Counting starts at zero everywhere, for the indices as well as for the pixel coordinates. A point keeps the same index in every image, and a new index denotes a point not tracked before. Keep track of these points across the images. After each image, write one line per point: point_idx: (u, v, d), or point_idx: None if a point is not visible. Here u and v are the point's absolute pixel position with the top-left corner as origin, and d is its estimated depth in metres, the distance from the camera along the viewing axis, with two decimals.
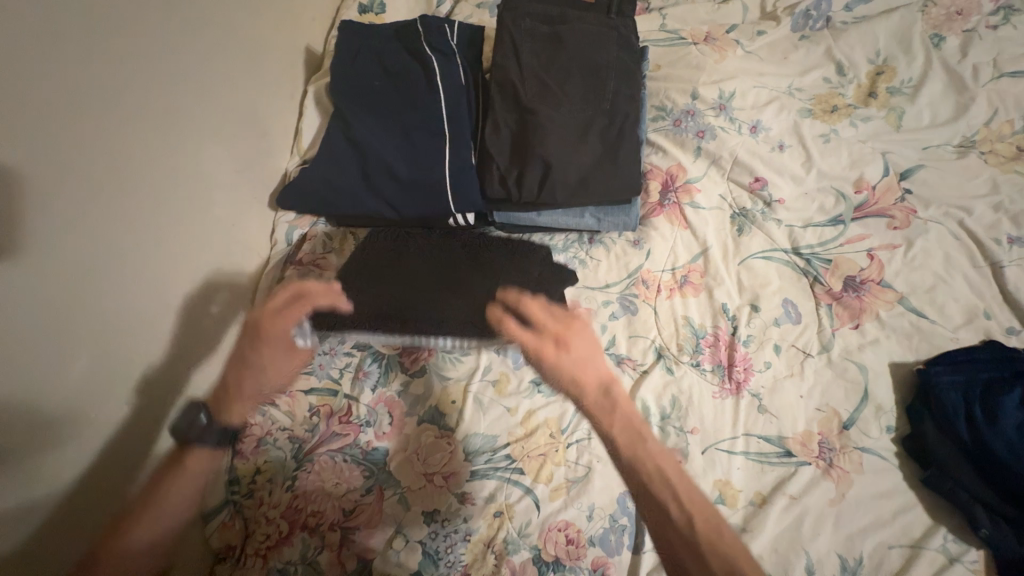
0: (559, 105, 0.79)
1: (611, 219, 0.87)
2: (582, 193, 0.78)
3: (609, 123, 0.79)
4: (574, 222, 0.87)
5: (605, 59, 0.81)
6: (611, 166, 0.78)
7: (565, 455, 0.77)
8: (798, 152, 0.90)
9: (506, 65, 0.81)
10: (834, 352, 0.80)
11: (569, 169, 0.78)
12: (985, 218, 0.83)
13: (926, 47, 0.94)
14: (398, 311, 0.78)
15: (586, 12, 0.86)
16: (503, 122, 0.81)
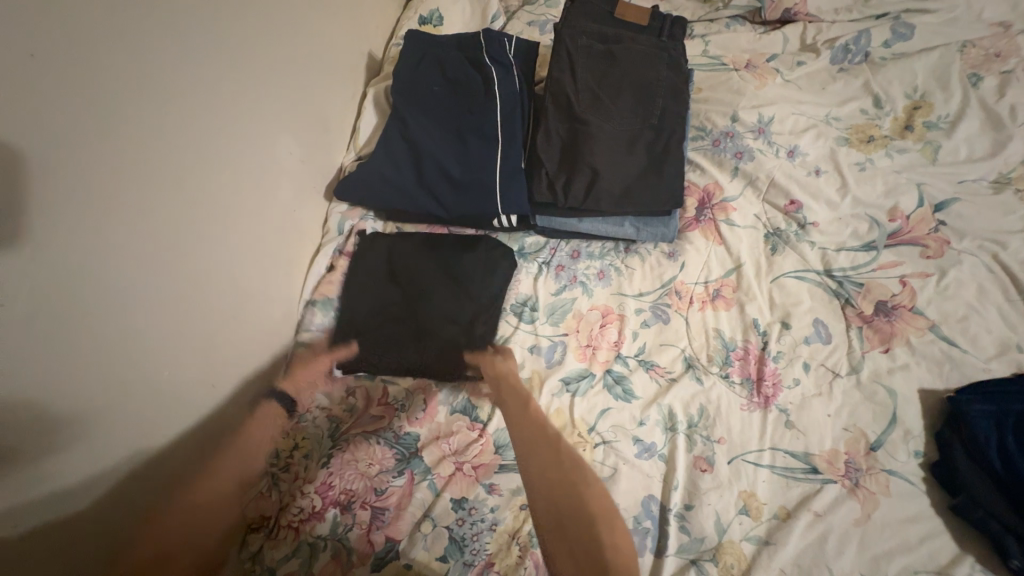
0: (609, 117, 0.84)
1: (650, 229, 0.90)
2: (626, 201, 0.82)
3: (657, 136, 0.84)
4: (614, 230, 0.90)
5: (655, 76, 0.86)
6: (655, 178, 0.82)
7: (593, 454, 0.79)
8: (834, 178, 0.92)
9: (561, 78, 0.86)
10: (863, 374, 0.81)
11: (615, 178, 0.82)
12: (1020, 253, 0.84)
13: (964, 85, 0.97)
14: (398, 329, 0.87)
15: (637, 34, 0.91)
16: (554, 131, 0.85)
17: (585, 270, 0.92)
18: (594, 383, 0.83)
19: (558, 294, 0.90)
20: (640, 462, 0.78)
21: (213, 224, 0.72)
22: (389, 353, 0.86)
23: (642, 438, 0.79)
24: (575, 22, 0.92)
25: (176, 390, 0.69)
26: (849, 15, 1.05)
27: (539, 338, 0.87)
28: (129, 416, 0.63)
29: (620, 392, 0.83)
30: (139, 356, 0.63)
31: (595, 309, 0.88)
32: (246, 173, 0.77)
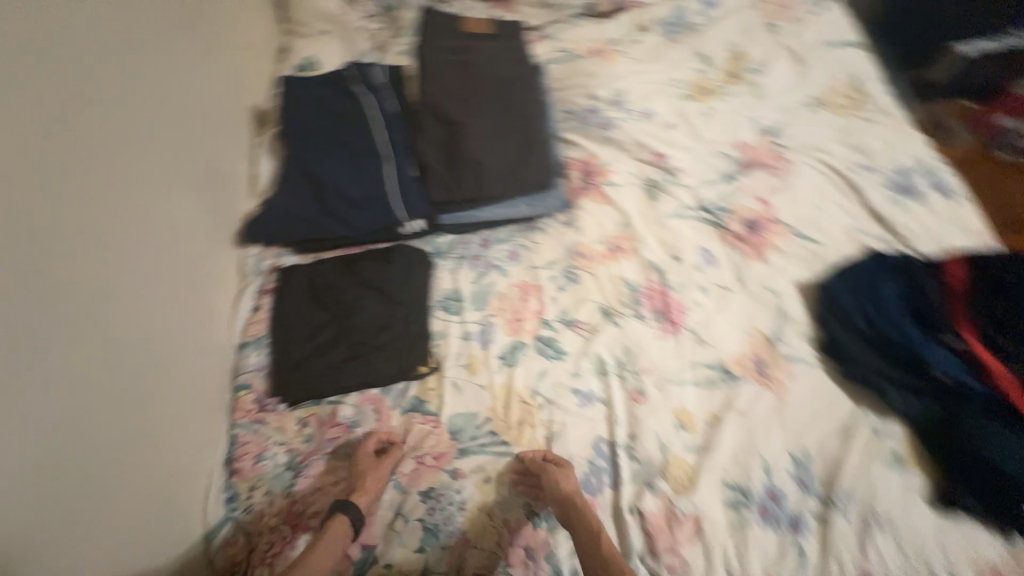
0: (479, 114, 0.94)
1: (542, 204, 0.98)
2: (512, 182, 0.91)
3: (527, 121, 0.94)
4: (511, 212, 0.98)
5: (510, 73, 0.98)
6: (531, 157, 0.92)
7: (540, 416, 0.85)
8: (685, 128, 1.07)
9: (429, 91, 0.96)
10: (749, 283, 0.93)
11: (497, 165, 0.91)
12: (841, 154, 1.01)
13: (765, 36, 1.17)
14: (336, 355, 0.89)
15: (490, 41, 1.02)
16: (435, 137, 0.94)
17: (498, 254, 0.99)
18: (527, 351, 0.90)
19: (479, 281, 0.97)
20: (584, 410, 0.85)
21: (115, 291, 0.69)
22: (331, 380, 0.87)
23: (580, 388, 0.86)
24: (433, 40, 1.01)
25: (103, 476, 0.63)
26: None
27: (468, 326, 0.93)
28: (64, 521, 0.57)
29: (553, 352, 0.90)
30: (51, 455, 0.56)
31: (514, 286, 0.96)
32: (147, 233, 0.77)
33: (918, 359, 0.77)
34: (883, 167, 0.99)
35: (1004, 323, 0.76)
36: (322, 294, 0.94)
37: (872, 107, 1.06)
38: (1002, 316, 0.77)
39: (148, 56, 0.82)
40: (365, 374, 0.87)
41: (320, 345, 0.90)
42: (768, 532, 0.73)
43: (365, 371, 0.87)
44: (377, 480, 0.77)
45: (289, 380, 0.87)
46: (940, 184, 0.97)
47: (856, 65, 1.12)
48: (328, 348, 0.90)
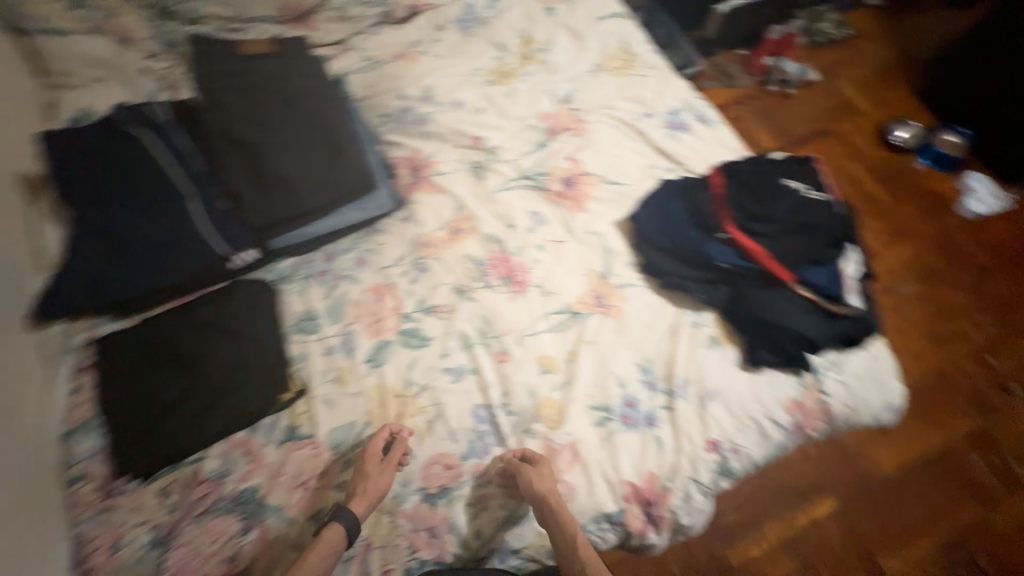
0: (276, 132, 0.93)
1: (372, 204, 0.99)
2: (329, 189, 0.93)
3: (326, 131, 0.95)
4: (344, 220, 0.98)
5: (298, 85, 0.98)
6: (340, 161, 0.94)
7: (418, 404, 0.87)
8: (493, 110, 1.16)
9: (216, 119, 0.93)
10: (577, 232, 1.05)
11: (309, 177, 0.92)
12: (625, 108, 1.18)
13: (545, 17, 1.31)
14: (185, 409, 0.82)
15: (270, 61, 1.02)
16: (236, 162, 0.92)
17: (345, 264, 0.99)
18: (394, 347, 0.92)
19: (332, 294, 0.96)
20: (458, 385, 0.89)
21: None
22: (186, 437, 0.81)
23: (451, 366, 0.90)
24: (210, 74, 1.00)
25: None
26: None
27: (329, 340, 0.91)
28: None
29: (418, 341, 0.93)
30: None
31: (367, 291, 0.97)
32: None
33: (707, 260, 0.93)
34: (658, 111, 1.18)
35: (769, 213, 0.90)
36: (158, 355, 0.85)
37: (641, 65, 1.25)
38: (765, 206, 0.91)
39: None
40: (226, 418, 0.82)
41: (165, 405, 0.82)
42: (631, 434, 0.85)
43: (224, 415, 0.83)
44: (378, 485, 0.78)
45: (136, 452, 0.79)
46: (701, 116, 1.18)
47: (623, 31, 1.31)
48: (176, 405, 0.83)
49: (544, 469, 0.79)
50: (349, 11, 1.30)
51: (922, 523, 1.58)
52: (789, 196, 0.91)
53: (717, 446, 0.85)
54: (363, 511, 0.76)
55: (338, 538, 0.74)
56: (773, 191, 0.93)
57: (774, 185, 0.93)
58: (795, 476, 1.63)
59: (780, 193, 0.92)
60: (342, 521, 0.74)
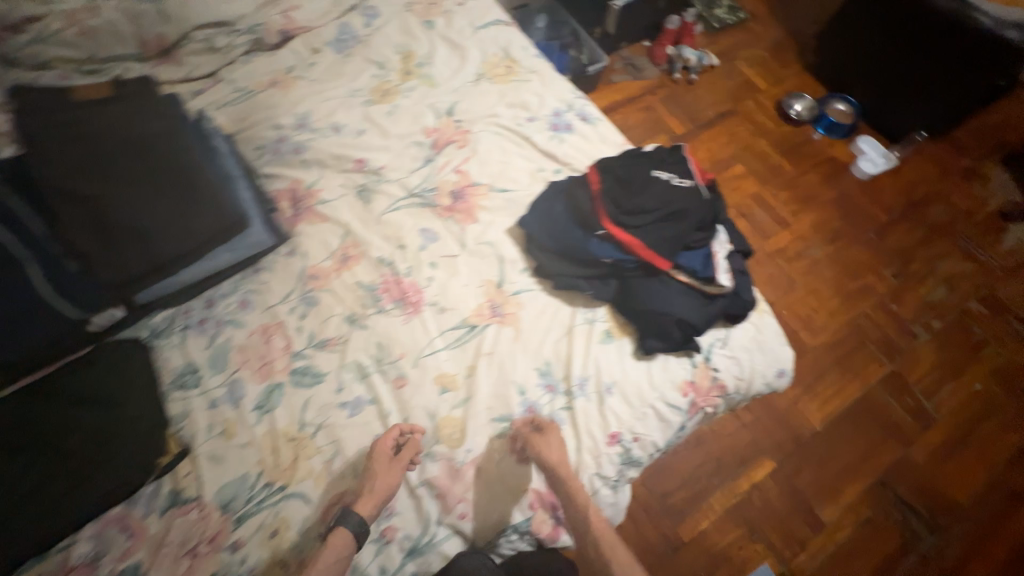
0: (119, 182, 0.87)
1: (243, 245, 0.94)
2: (186, 236, 0.88)
3: (176, 174, 0.90)
4: (212, 265, 0.93)
5: (142, 130, 0.93)
6: (195, 207, 0.89)
7: (314, 444, 0.84)
8: (375, 130, 1.14)
9: (47, 175, 0.86)
10: (470, 244, 1.04)
11: (162, 227, 0.87)
12: (508, 115, 1.19)
13: (424, 30, 1.30)
14: (46, 494, 0.75)
15: (110, 108, 0.96)
16: (75, 219, 0.84)
17: (226, 308, 0.94)
18: (284, 389, 0.88)
19: (213, 343, 0.91)
20: (356, 419, 0.87)
21: None
22: (52, 522, 0.73)
23: (347, 399, 0.88)
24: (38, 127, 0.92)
25: None
26: (329, 17, 1.31)
27: (213, 393, 0.86)
28: None
29: (311, 379, 0.89)
30: None
31: (253, 333, 0.92)
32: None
33: (591, 256, 0.94)
34: (541, 114, 1.19)
35: (641, 204, 0.93)
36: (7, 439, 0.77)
37: (522, 70, 1.26)
38: (638, 199, 0.94)
39: None
40: (97, 495, 0.76)
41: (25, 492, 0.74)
42: None
43: (93, 492, 0.76)
44: (389, 482, 0.78)
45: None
46: (583, 114, 1.20)
47: (503, 38, 1.32)
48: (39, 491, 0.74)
49: (552, 439, 0.84)
50: (216, 41, 1.24)
51: (850, 468, 1.69)
52: (659, 186, 0.94)
53: (618, 439, 0.87)
54: (369, 512, 0.76)
55: (347, 538, 0.74)
56: (645, 183, 0.95)
57: (645, 177, 0.96)
58: (733, 444, 1.69)
59: (651, 184, 0.95)
60: (349, 523, 0.74)
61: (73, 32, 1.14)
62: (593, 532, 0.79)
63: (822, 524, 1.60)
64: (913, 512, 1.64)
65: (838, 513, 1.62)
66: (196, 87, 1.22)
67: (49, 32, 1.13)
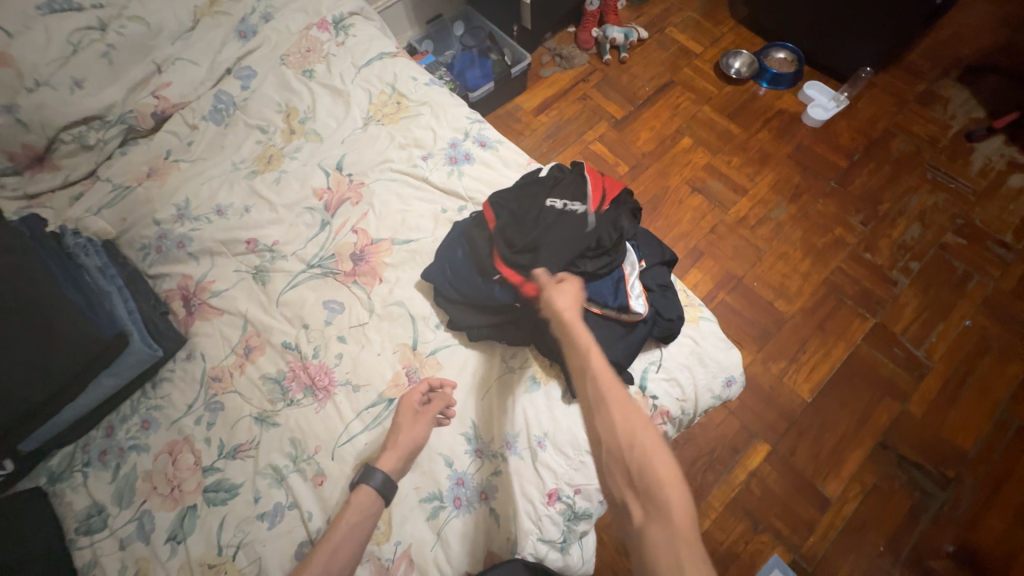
0: None
1: (127, 365, 0.88)
2: (56, 375, 0.82)
3: (25, 309, 0.82)
4: (95, 395, 0.86)
5: None
6: (57, 342, 0.82)
7: (235, 567, 0.78)
8: (264, 204, 1.07)
9: None
10: (379, 308, 0.97)
11: (24, 373, 0.80)
12: (403, 157, 1.12)
13: (305, 82, 1.22)
14: None
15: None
16: None
17: (127, 434, 0.88)
18: (197, 512, 0.82)
19: (117, 476, 0.85)
20: (277, 529, 0.81)
21: None
22: None
23: (264, 510, 0.82)
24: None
25: None
26: (205, 87, 1.23)
27: (122, 532, 0.82)
28: None
29: (225, 494, 0.84)
30: None
31: (160, 455, 0.87)
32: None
33: (498, 303, 0.88)
34: (437, 149, 1.12)
35: (537, 239, 0.88)
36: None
37: (413, 104, 1.18)
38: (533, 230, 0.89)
39: None
40: None
41: None
42: (466, 518, 0.79)
43: None
44: (413, 435, 0.82)
45: None
46: (482, 139, 1.13)
47: (389, 72, 1.24)
48: None
49: (562, 286, 0.81)
50: (88, 138, 1.16)
51: (850, 436, 1.58)
52: (553, 216, 0.90)
53: (557, 496, 0.81)
54: (392, 466, 0.79)
55: (372, 497, 0.77)
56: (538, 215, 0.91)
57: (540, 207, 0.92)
58: (724, 434, 1.59)
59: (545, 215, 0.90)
60: (371, 482, 0.77)
61: None
62: (589, 375, 0.69)
63: (829, 502, 1.49)
64: (917, 469, 1.52)
65: (842, 487, 1.51)
66: (77, 191, 1.15)
67: None
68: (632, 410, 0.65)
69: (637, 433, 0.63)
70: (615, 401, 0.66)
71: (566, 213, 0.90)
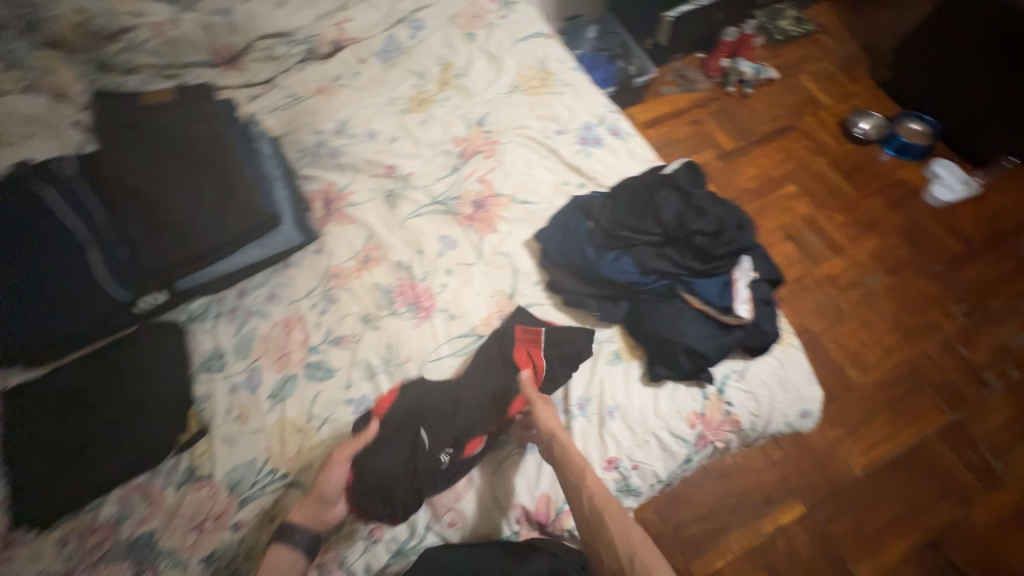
0: (167, 176, 0.95)
1: (276, 241, 1.02)
2: (222, 230, 0.95)
3: (218, 173, 0.97)
4: (243, 259, 1.00)
5: (198, 130, 1.02)
6: (233, 203, 0.96)
7: (318, 437, 0.88)
8: (407, 138, 1.18)
9: (111, 165, 0.94)
10: (487, 253, 1.05)
11: (200, 220, 0.94)
12: (537, 127, 1.19)
13: (465, 42, 1.33)
14: (79, 449, 0.84)
15: (168, 110, 1.05)
16: (128, 208, 0.91)
17: (255, 299, 1.01)
18: (297, 380, 0.93)
19: (241, 331, 0.98)
20: (359, 416, 0.90)
21: None
22: (92, 477, 0.82)
23: (353, 396, 0.91)
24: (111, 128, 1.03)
25: None
26: (379, 28, 1.37)
27: (235, 378, 0.93)
28: None
29: (322, 373, 0.94)
30: None
31: (276, 324, 0.99)
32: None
33: (601, 276, 0.92)
34: (570, 127, 1.18)
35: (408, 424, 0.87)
36: (53, 403, 0.87)
37: (557, 82, 1.26)
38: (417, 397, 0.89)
39: None
40: (128, 467, 0.84)
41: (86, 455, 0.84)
42: None
43: (127, 462, 0.84)
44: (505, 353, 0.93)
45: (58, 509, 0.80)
46: (614, 129, 1.19)
47: (541, 50, 1.32)
48: (94, 460, 0.84)
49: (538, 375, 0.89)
50: (275, 51, 1.33)
51: (897, 523, 1.49)
52: (419, 446, 0.86)
53: (615, 464, 0.84)
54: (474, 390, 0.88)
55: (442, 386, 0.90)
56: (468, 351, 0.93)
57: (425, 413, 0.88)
58: (761, 481, 1.55)
59: (417, 443, 0.86)
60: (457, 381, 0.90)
61: (158, 42, 1.25)
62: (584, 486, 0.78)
63: None
64: None
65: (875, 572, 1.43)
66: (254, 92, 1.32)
67: (139, 41, 1.23)
68: (631, 527, 0.78)
69: (637, 549, 0.76)
70: (613, 513, 0.78)
71: (435, 448, 0.85)
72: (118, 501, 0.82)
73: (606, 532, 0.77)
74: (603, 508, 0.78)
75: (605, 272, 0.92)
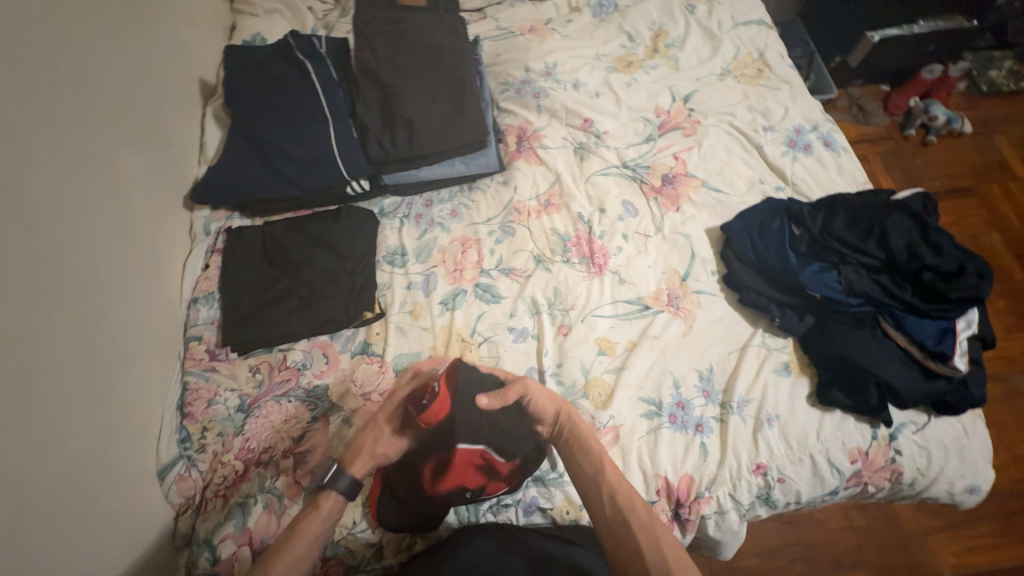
0: (407, 78, 1.05)
1: (477, 163, 1.08)
2: (440, 138, 1.02)
3: (457, 85, 1.06)
4: (446, 170, 1.07)
5: (440, 41, 1.09)
6: (461, 116, 1.03)
7: (479, 352, 0.92)
8: (609, 96, 1.17)
9: (365, 58, 1.05)
10: (666, 230, 1.03)
11: (427, 123, 1.02)
12: (744, 117, 1.14)
13: (685, 13, 1.28)
14: (281, 294, 0.95)
15: (409, 18, 1.13)
16: (370, 98, 1.04)
17: (439, 212, 1.06)
18: (467, 296, 0.98)
19: (423, 237, 1.04)
20: (518, 344, 0.93)
21: (91, 254, 0.76)
22: (290, 322, 0.92)
23: (514, 325, 0.94)
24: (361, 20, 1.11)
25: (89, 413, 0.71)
26: None
27: (413, 277, 1.00)
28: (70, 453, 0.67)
29: (490, 297, 0.98)
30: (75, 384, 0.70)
31: (455, 240, 1.03)
32: (90, 181, 0.78)
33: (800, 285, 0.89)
34: (780, 127, 1.12)
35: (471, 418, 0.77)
36: (268, 251, 0.98)
37: (774, 77, 1.19)
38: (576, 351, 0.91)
39: (114, 38, 0.87)
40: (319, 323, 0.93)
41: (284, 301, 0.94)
42: (677, 434, 0.84)
43: (319, 319, 0.93)
44: (668, 331, 0.93)
45: (257, 342, 0.91)
46: (828, 139, 1.11)
47: (763, 39, 1.25)
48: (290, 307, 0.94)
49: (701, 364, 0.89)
50: None
51: None
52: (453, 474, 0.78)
53: (764, 470, 0.83)
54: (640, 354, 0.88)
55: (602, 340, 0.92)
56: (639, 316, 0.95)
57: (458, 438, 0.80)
58: None
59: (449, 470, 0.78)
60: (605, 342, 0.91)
61: None
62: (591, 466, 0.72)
63: None
64: None
65: None
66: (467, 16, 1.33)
67: None
68: (659, 534, 0.67)
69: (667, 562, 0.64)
70: (636, 512, 0.68)
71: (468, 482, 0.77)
72: (303, 352, 0.91)
73: (627, 536, 0.67)
74: (625, 505, 0.69)
75: (806, 284, 0.88)
